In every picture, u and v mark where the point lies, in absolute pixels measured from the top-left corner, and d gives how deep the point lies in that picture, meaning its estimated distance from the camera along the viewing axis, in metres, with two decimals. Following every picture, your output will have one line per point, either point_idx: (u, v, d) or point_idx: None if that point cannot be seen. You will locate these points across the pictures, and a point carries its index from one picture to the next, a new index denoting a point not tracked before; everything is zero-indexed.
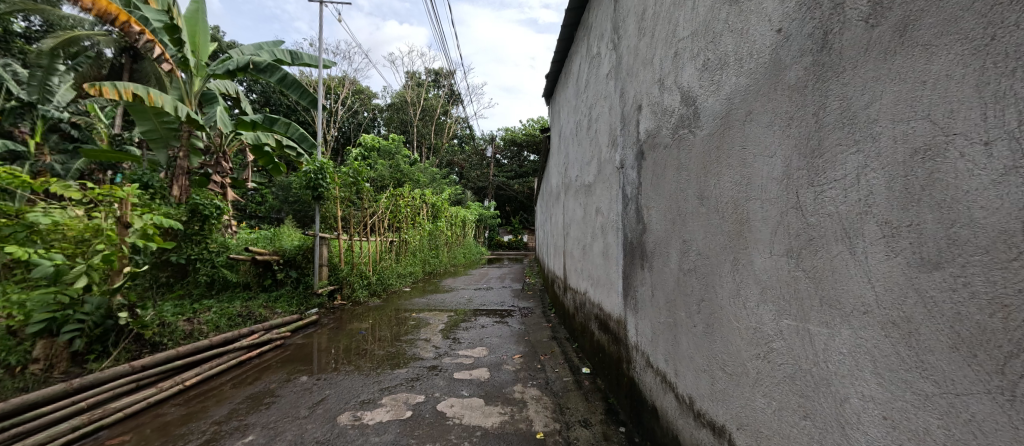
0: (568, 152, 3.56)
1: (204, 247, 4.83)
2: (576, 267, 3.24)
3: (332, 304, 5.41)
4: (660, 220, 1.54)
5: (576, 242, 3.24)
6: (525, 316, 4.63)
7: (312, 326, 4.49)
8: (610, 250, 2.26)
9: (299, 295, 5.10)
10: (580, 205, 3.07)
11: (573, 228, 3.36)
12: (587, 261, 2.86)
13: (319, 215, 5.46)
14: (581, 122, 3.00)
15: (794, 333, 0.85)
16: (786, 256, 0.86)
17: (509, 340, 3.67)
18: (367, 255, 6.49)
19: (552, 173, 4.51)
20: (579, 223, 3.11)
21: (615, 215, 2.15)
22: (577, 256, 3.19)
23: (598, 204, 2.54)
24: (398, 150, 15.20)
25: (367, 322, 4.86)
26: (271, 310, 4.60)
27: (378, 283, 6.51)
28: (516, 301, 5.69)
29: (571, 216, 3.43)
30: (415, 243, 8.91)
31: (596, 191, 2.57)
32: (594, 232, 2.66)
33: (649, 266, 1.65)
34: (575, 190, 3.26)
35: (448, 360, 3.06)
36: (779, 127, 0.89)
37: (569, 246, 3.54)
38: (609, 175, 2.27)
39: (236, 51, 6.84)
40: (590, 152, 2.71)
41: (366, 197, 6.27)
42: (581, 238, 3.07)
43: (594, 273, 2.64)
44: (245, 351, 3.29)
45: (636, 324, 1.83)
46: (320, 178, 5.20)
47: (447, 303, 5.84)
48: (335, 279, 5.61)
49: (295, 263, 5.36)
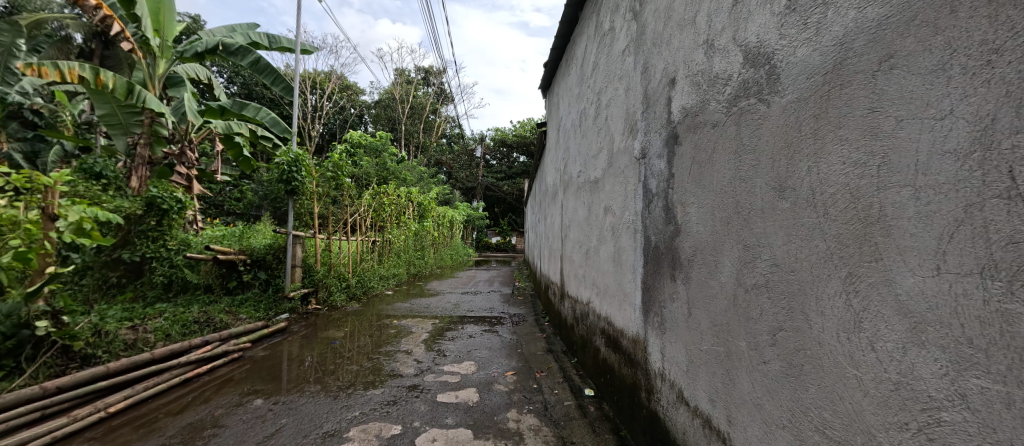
0: (569, 145, 3.23)
1: (161, 244, 4.43)
2: (577, 273, 2.90)
3: (306, 308, 4.96)
4: (705, 219, 1.20)
5: (577, 246, 2.89)
6: (516, 325, 4.27)
7: (279, 333, 4.03)
8: (624, 256, 1.92)
9: (267, 299, 4.64)
10: (583, 203, 2.74)
11: (574, 230, 3.02)
12: (591, 267, 2.52)
13: (293, 210, 5.01)
14: (587, 110, 2.66)
15: (1001, 403, 0.52)
16: (981, 276, 0.54)
17: (499, 353, 3.30)
18: (347, 256, 6.05)
19: (549, 170, 4.17)
20: (582, 224, 2.78)
21: (633, 213, 1.82)
22: (579, 261, 2.85)
23: (608, 202, 2.20)
24: (384, 148, 14.72)
25: (343, 329, 4.44)
26: (235, 315, 4.15)
27: (358, 285, 6.07)
28: (506, 307, 5.32)
29: (572, 217, 3.09)
30: (399, 244, 8.46)
31: (605, 187, 2.24)
32: (601, 234, 2.31)
33: (684, 277, 1.32)
34: (577, 187, 2.92)
35: (430, 379, 2.68)
36: (961, 69, 0.56)
37: (568, 250, 3.20)
38: (623, 168, 1.94)
39: (206, 33, 6.40)
40: (599, 142, 2.37)
41: (346, 193, 5.82)
42: (583, 240, 2.72)
43: (601, 282, 2.30)
44: (194, 366, 2.83)
45: (661, 348, 1.49)
46: (294, 171, 4.74)
47: (431, 308, 5.44)
48: (310, 281, 5.16)
49: (265, 264, 4.89)
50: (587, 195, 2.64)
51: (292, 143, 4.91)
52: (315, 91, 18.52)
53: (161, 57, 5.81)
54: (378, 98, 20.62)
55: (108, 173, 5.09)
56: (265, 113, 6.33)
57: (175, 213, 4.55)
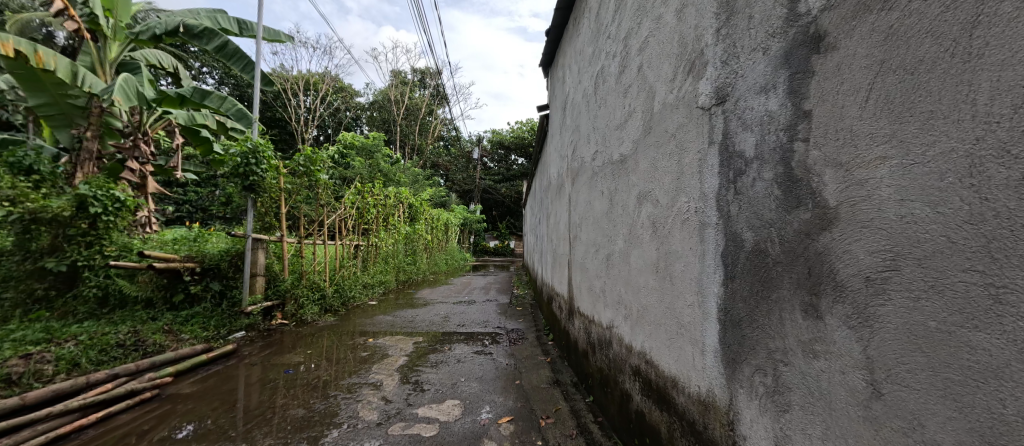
0: (580, 124, 2.57)
1: (97, 250, 3.69)
2: (592, 285, 2.23)
3: (268, 325, 4.24)
4: (939, 190, 0.53)
5: (593, 250, 2.21)
6: (514, 344, 3.57)
7: (225, 357, 3.29)
8: (678, 263, 1.24)
9: (221, 313, 3.93)
10: (601, 195, 2.07)
11: (587, 231, 2.34)
12: (615, 280, 1.85)
13: (253, 209, 4.29)
14: (607, 69, 1.98)
15: None
16: None
17: (492, 385, 2.61)
18: (323, 263, 5.35)
19: (553, 161, 3.51)
20: (598, 218, 2.12)
21: (695, 196, 1.14)
22: (596, 269, 2.18)
23: (643, 186, 1.53)
24: (377, 149, 14.01)
25: (308, 350, 3.73)
26: (176, 336, 3.45)
27: (336, 297, 5.37)
28: (503, 320, 4.63)
29: (584, 213, 2.42)
30: (386, 249, 7.75)
31: (638, 165, 1.58)
32: (631, 231, 1.64)
33: (858, 315, 0.64)
34: (592, 174, 2.24)
35: (398, 431, 1.98)
36: None
37: (580, 254, 2.53)
38: (676, 131, 1.26)
39: (167, 13, 5.69)
40: (628, 106, 1.70)
41: (322, 191, 5.12)
42: (601, 241, 2.06)
43: (632, 300, 1.63)
44: (80, 415, 2.12)
45: (777, 438, 0.81)
46: (252, 163, 4.05)
47: (417, 322, 4.75)
48: (273, 292, 4.44)
49: (220, 273, 4.15)
50: (608, 181, 1.96)
51: (253, 130, 4.23)
52: (307, 92, 17.96)
53: (112, 39, 5.15)
54: (373, 99, 20.04)
55: (42, 169, 4.35)
56: (231, 102, 5.60)
57: (113, 214, 3.77)
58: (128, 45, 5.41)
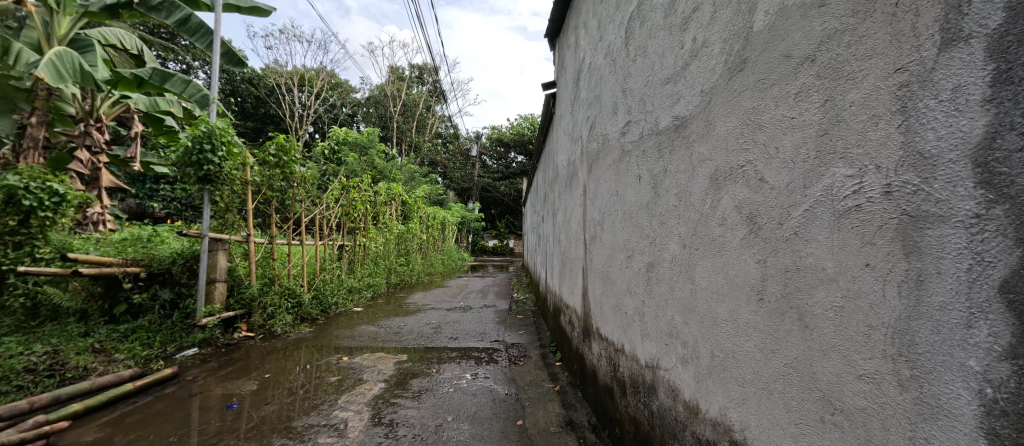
0: (600, 93, 1.99)
1: (27, 253, 3.00)
2: (622, 305, 1.66)
3: (228, 339, 3.65)
4: None
5: (623, 256, 1.63)
6: (514, 366, 3.00)
7: (158, 385, 2.67)
8: (826, 292, 0.67)
9: (169, 327, 3.34)
10: (636, 181, 1.50)
11: (613, 229, 1.77)
12: (663, 303, 1.27)
13: (210, 204, 3.68)
14: (647, 4, 1.40)
15: None
16: None
17: (487, 428, 2.04)
18: (300, 266, 4.77)
19: (561, 147, 2.95)
20: (632, 213, 1.55)
21: (886, 163, 0.57)
22: (626, 284, 1.61)
23: (726, 159, 0.95)
24: (372, 145, 13.80)
25: (270, 371, 3.14)
26: (108, 357, 2.87)
27: (314, 304, 4.79)
28: (502, 331, 4.06)
29: (609, 207, 1.84)
30: (375, 249, 7.17)
31: (712, 126, 1.01)
32: (698, 232, 1.07)
33: None
34: (621, 155, 1.67)
35: None
36: None
37: (601, 260, 1.96)
38: (820, 45, 0.69)
39: None
40: (690, 43, 1.12)
41: (298, 185, 4.55)
42: (637, 244, 1.49)
43: (698, 339, 1.06)
44: None
45: None
46: (206, 150, 3.44)
47: (403, 333, 4.17)
48: (235, 301, 3.85)
49: (171, 279, 3.56)
50: (650, 160, 1.38)
51: (211, 113, 3.65)
52: (302, 88, 17.38)
53: (60, 13, 4.56)
54: (368, 95, 19.48)
55: None
56: (195, 85, 4.97)
57: (51, 210, 3.07)
58: (81, 20, 4.81)
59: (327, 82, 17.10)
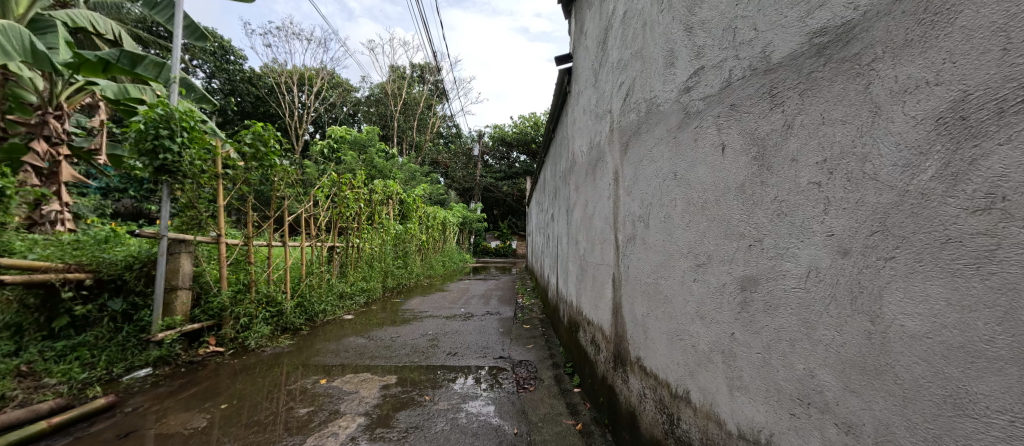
0: (643, 47, 1.50)
1: None
2: (684, 336, 1.16)
3: (190, 356, 3.15)
4: None
5: (691, 264, 1.13)
6: (522, 392, 2.50)
7: (84, 421, 2.17)
8: None
9: (118, 343, 2.84)
10: (716, 154, 1.01)
11: (668, 227, 1.28)
12: (781, 343, 0.78)
13: (170, 200, 3.16)
14: None
15: None
16: None
17: None
18: (282, 269, 4.28)
19: (580, 131, 2.47)
20: (706, 201, 1.05)
21: None
22: (694, 305, 1.11)
23: (1002, 74, 0.46)
24: (371, 143, 13.36)
25: (233, 396, 2.63)
26: (37, 382, 2.39)
27: (298, 313, 4.30)
28: (508, 345, 3.56)
29: (659, 196, 1.34)
30: (369, 251, 6.67)
31: (950, 17, 0.52)
32: (892, 229, 0.57)
33: None
34: (685, 120, 1.18)
35: None
36: None
37: (644, 269, 1.47)
38: None
39: None
40: None
41: (280, 179, 4.09)
42: (719, 246, 0.99)
43: (899, 429, 0.56)
44: None
45: None
46: (162, 134, 2.92)
47: (396, 346, 3.68)
48: (200, 311, 3.34)
49: (125, 286, 3.07)
50: (748, 119, 0.89)
51: (172, 93, 3.13)
52: (301, 86, 17.00)
53: None
54: (368, 93, 19.06)
55: None
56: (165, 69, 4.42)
57: None
58: None
59: (326, 81, 16.67)
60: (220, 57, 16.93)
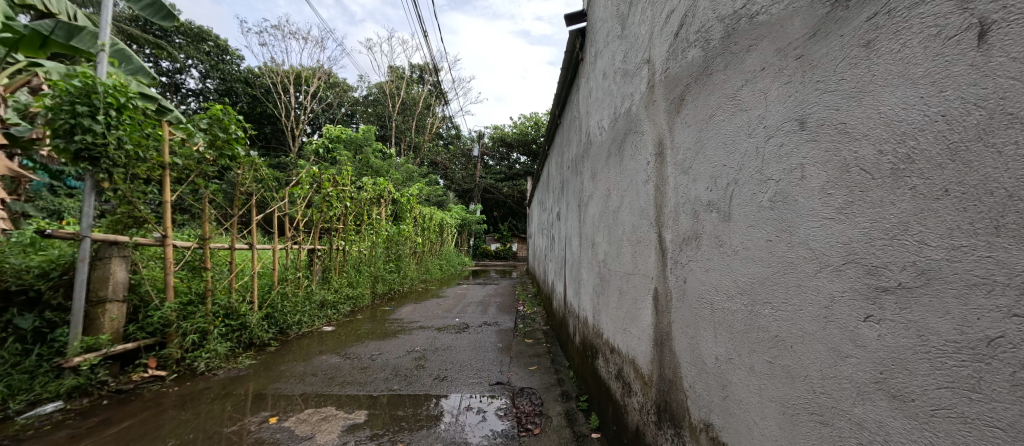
0: None
1: None
2: (838, 422, 0.61)
3: (120, 383, 2.59)
4: None
5: (858, 283, 0.58)
6: (525, 437, 1.94)
7: None
8: None
9: (21, 371, 2.28)
10: (953, 53, 0.47)
11: (783, 219, 0.73)
12: None
13: (96, 194, 2.60)
14: None
15: None
16: None
17: None
18: (248, 276, 3.73)
19: (599, 101, 1.93)
20: (915, 159, 0.51)
21: None
22: (870, 369, 0.56)
23: None
24: (368, 142, 12.85)
25: (158, 439, 2.08)
26: None
27: (266, 325, 3.75)
28: (506, 367, 3.01)
29: (759, 165, 0.79)
30: (356, 254, 6.11)
31: None
32: None
33: None
34: (833, 15, 0.63)
35: None
36: None
37: (723, 287, 0.91)
38: None
39: None
40: None
41: (247, 172, 3.57)
42: (970, 253, 0.45)
43: None
44: None
45: None
46: (82, 112, 2.37)
47: (375, 367, 3.13)
48: (136, 328, 2.78)
49: (40, 299, 2.53)
50: None
51: (100, 64, 2.58)
52: (299, 87, 16.60)
53: None
54: (366, 93, 18.62)
55: None
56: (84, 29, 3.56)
57: None
58: None
59: (324, 81, 16.21)
60: (215, 56, 16.50)
